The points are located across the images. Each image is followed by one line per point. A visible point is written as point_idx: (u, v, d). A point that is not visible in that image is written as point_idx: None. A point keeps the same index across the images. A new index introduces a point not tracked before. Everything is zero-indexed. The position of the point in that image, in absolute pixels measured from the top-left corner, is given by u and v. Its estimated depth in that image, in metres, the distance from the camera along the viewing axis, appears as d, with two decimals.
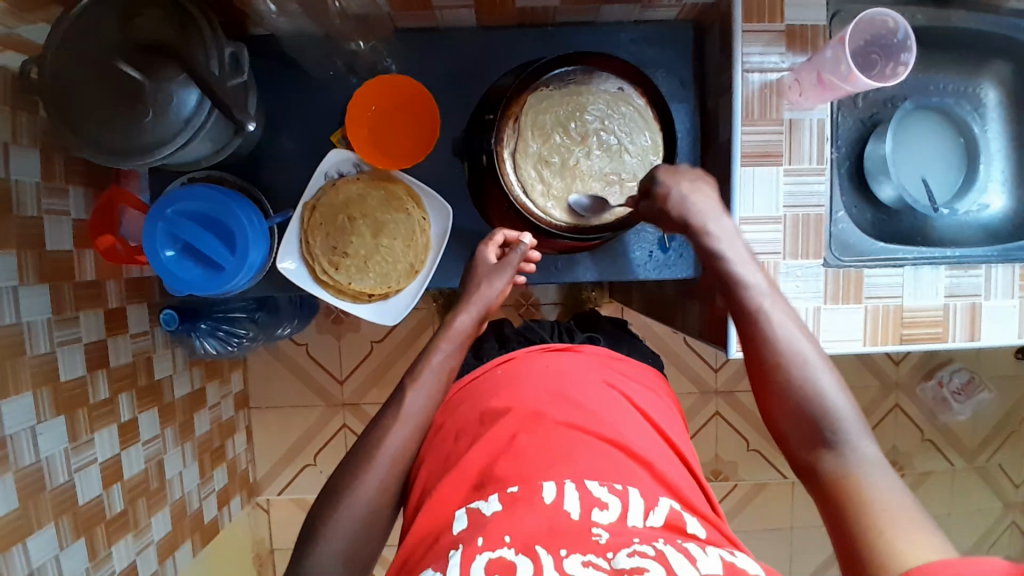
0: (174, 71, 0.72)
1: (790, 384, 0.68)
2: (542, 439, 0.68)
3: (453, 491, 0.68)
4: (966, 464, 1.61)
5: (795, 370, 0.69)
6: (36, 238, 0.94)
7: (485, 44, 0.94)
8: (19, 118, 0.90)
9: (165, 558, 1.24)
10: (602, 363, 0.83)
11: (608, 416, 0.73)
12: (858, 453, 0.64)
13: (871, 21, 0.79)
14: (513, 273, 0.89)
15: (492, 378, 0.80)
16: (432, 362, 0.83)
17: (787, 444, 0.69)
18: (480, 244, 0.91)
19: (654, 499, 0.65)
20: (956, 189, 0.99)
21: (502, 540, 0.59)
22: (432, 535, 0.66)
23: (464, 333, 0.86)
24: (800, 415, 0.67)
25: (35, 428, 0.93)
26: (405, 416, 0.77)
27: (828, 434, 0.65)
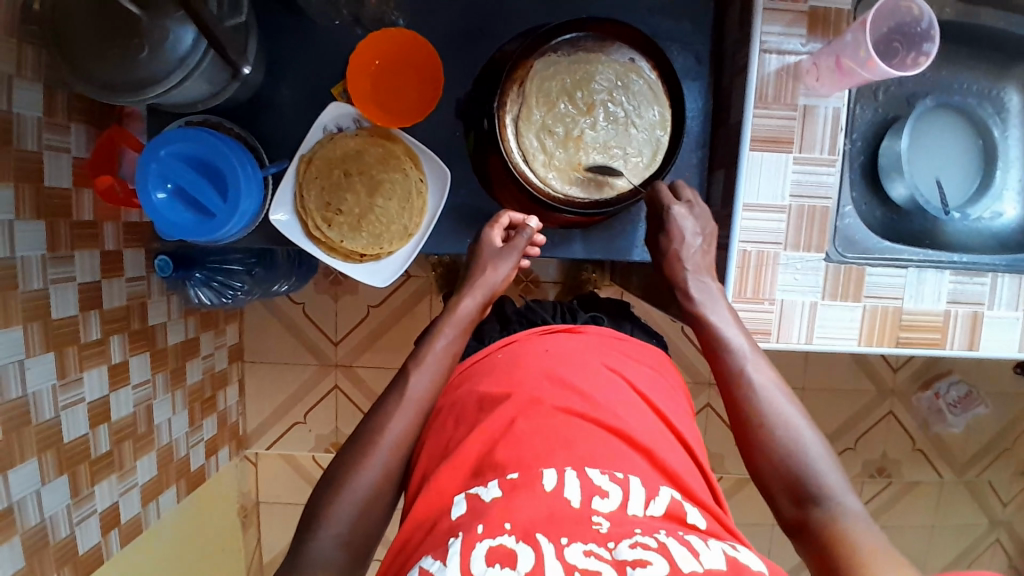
0: (171, 7, 0.70)
1: (772, 441, 0.70)
2: (541, 424, 0.68)
3: (451, 476, 0.67)
4: (955, 477, 1.60)
5: (778, 429, 0.70)
6: (35, 172, 0.93)
7: (497, 4, 0.91)
8: (24, 50, 0.89)
9: (149, 501, 1.26)
10: (604, 346, 0.82)
11: (608, 402, 0.71)
12: (843, 506, 0.65)
13: (895, 6, 0.75)
14: (518, 256, 0.88)
15: (493, 362, 0.79)
16: (435, 346, 0.81)
17: (773, 502, 0.70)
18: (486, 226, 0.89)
19: (654, 488, 0.64)
20: (970, 193, 0.96)
21: (502, 527, 0.58)
22: (430, 520, 0.65)
23: (467, 318, 0.84)
24: (784, 470, 0.68)
25: (23, 363, 0.93)
26: (407, 399, 0.76)
27: (814, 490, 0.66)
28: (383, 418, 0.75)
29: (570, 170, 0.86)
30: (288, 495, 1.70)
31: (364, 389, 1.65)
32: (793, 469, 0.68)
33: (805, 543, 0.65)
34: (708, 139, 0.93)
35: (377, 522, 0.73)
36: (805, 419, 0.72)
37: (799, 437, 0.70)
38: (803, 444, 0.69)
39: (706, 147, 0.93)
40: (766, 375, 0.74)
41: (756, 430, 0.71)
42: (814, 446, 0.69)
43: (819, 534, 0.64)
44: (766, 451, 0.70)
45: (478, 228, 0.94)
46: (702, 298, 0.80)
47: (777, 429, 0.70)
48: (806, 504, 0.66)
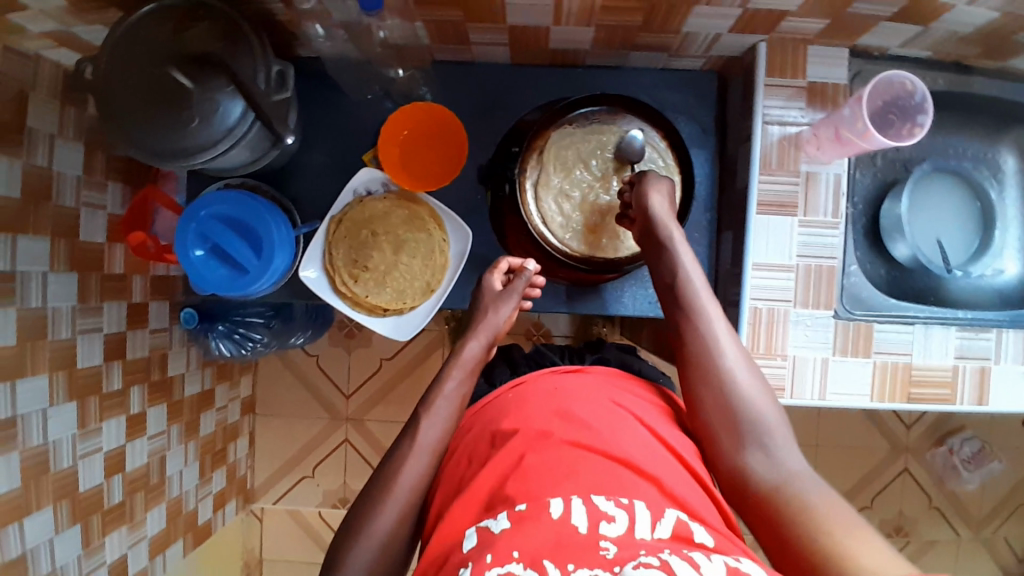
0: (222, 82, 0.77)
1: (725, 388, 0.76)
2: (547, 456, 0.68)
3: (464, 512, 0.68)
4: (973, 535, 1.57)
5: (733, 387, 0.76)
6: (71, 226, 0.98)
7: (516, 78, 0.99)
8: (67, 111, 0.95)
9: (156, 555, 1.24)
10: (610, 382, 0.82)
11: (614, 434, 0.71)
12: (782, 460, 0.72)
13: (889, 83, 0.82)
14: (519, 299, 0.92)
15: (503, 402, 0.80)
16: (444, 390, 0.84)
17: (713, 453, 0.75)
18: (485, 272, 0.94)
19: (660, 510, 0.64)
20: (971, 252, 1.00)
21: (510, 555, 0.58)
22: (443, 554, 0.66)
23: (474, 360, 0.88)
24: (733, 423, 0.75)
25: (47, 411, 0.95)
26: (419, 448, 0.78)
27: (756, 440, 0.74)
28: (400, 463, 0.77)
29: (586, 232, 0.92)
30: (292, 552, 1.67)
31: (374, 442, 1.65)
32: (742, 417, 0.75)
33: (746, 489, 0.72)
34: (715, 202, 0.98)
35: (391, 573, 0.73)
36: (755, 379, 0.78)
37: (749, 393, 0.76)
38: (756, 401, 0.76)
39: (713, 210, 0.98)
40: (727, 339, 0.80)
41: (709, 378, 0.77)
42: (761, 402, 0.76)
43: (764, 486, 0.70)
44: (720, 406, 0.76)
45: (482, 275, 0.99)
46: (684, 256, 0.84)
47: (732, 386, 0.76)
48: (753, 454, 0.73)
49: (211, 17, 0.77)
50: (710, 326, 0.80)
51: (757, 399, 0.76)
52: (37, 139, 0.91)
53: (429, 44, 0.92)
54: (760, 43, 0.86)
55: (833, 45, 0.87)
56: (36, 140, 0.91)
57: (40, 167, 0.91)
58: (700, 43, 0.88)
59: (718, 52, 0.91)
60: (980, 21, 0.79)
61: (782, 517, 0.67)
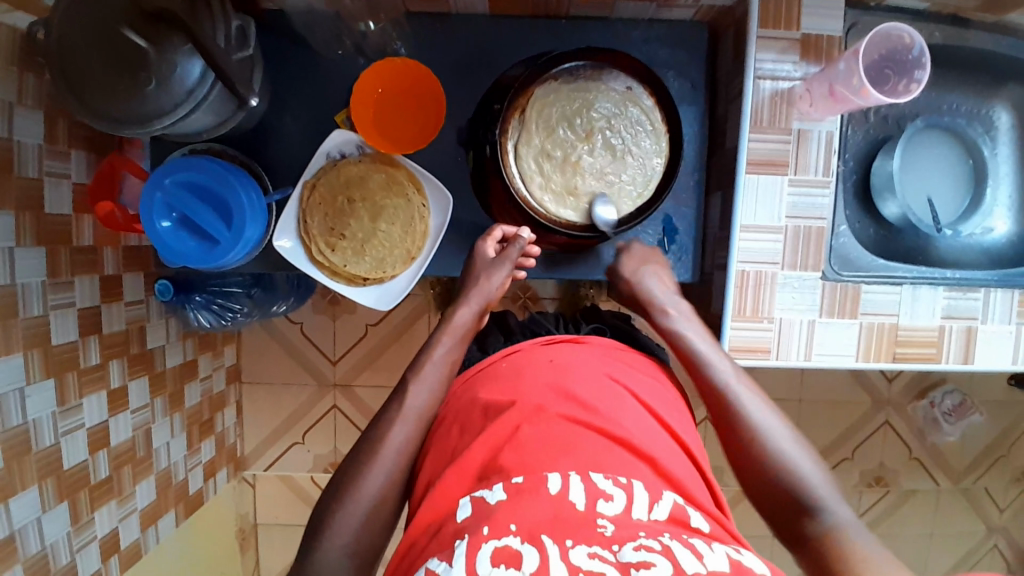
0: (180, 41, 0.71)
1: (768, 456, 0.71)
2: (545, 430, 0.68)
3: (457, 482, 0.68)
4: (950, 484, 1.62)
5: (768, 446, 0.72)
6: (35, 198, 0.93)
7: (496, 32, 0.93)
8: (26, 78, 0.89)
9: (148, 526, 1.25)
10: (606, 357, 0.82)
11: (611, 410, 0.72)
12: (837, 518, 0.66)
13: (886, 35, 0.78)
14: (512, 267, 0.90)
15: (498, 371, 0.79)
16: (434, 355, 0.84)
17: (775, 525, 0.70)
18: (479, 239, 0.92)
19: (657, 491, 0.65)
20: (962, 210, 0.98)
21: (508, 528, 0.59)
22: (435, 525, 0.66)
23: (465, 327, 0.87)
24: (777, 487, 0.70)
25: (24, 390, 0.93)
26: (406, 412, 0.78)
27: (809, 503, 0.68)
28: (388, 436, 0.76)
29: (566, 196, 0.88)
30: (286, 516, 1.69)
31: (363, 408, 1.65)
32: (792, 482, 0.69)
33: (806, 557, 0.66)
34: (704, 161, 0.95)
35: (381, 544, 0.73)
36: (789, 432, 0.74)
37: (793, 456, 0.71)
38: (792, 455, 0.71)
39: (703, 170, 0.95)
40: (754, 398, 0.76)
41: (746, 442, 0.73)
42: (805, 459, 0.71)
43: (822, 548, 0.64)
44: (758, 470, 0.72)
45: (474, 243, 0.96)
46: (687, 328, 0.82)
47: (768, 445, 0.72)
48: (806, 520, 0.67)
49: None
50: (733, 391, 0.76)
51: (794, 454, 0.71)
52: None
53: None
54: None
55: None
56: None
57: (0, 139, 0.86)
58: None
59: (708, 2, 0.86)
60: None
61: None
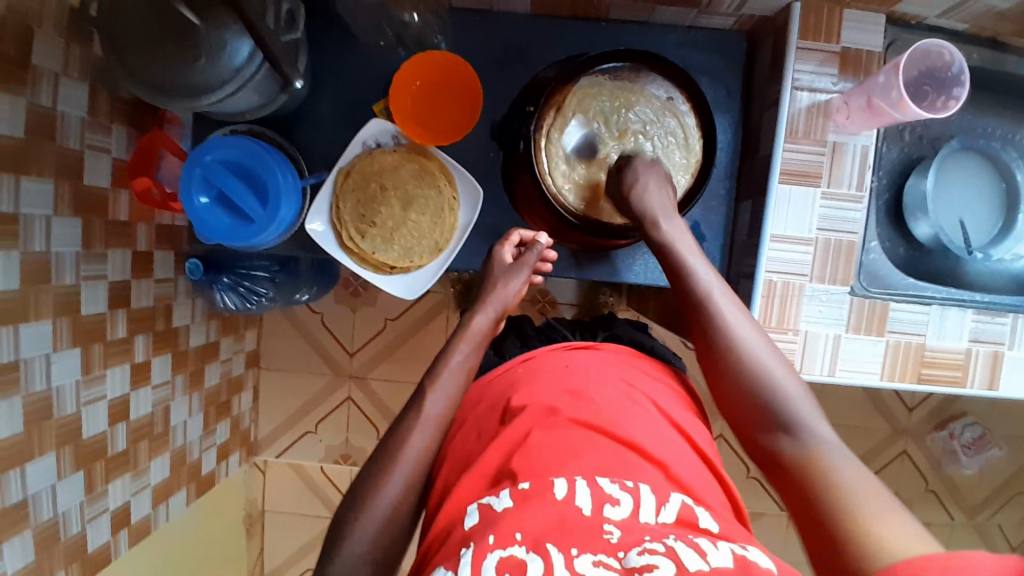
0: (230, 19, 0.73)
1: (747, 376, 0.73)
2: (551, 436, 0.68)
3: (468, 486, 0.68)
4: (966, 520, 1.58)
5: (746, 361, 0.74)
6: (74, 168, 0.95)
7: (536, 31, 0.95)
8: (71, 50, 0.92)
9: (159, 503, 1.26)
10: (617, 361, 0.82)
11: (620, 414, 0.72)
12: (813, 435, 0.68)
13: (926, 52, 0.77)
14: (529, 272, 0.91)
15: (510, 377, 0.80)
16: (450, 363, 0.84)
17: (749, 434, 0.73)
18: (497, 244, 0.93)
19: (665, 494, 0.64)
20: (992, 235, 0.97)
21: (513, 537, 0.58)
22: (447, 530, 0.66)
23: (481, 334, 0.87)
24: (755, 403, 0.72)
25: (50, 356, 0.94)
26: (424, 418, 0.78)
27: (782, 420, 0.70)
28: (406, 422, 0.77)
29: (587, 191, 0.90)
30: (294, 504, 1.70)
31: (376, 401, 1.66)
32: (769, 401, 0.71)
33: (780, 474, 0.69)
34: (736, 169, 0.95)
35: (392, 529, 0.73)
36: (773, 350, 0.75)
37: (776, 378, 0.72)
38: (773, 373, 0.72)
39: (733, 178, 0.95)
40: (738, 313, 0.77)
41: (726, 360, 0.75)
42: (785, 379, 0.72)
43: (794, 464, 0.67)
44: (737, 384, 0.74)
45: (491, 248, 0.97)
46: (677, 238, 0.82)
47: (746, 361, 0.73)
48: (779, 437, 0.70)
49: None
50: (716, 305, 0.77)
51: (775, 369, 0.73)
52: (41, 78, 0.88)
53: None
54: (794, 3, 0.81)
55: (870, 9, 0.82)
56: (41, 79, 0.88)
57: (44, 108, 0.89)
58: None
59: (749, 12, 0.87)
60: None
61: (813, 493, 0.63)
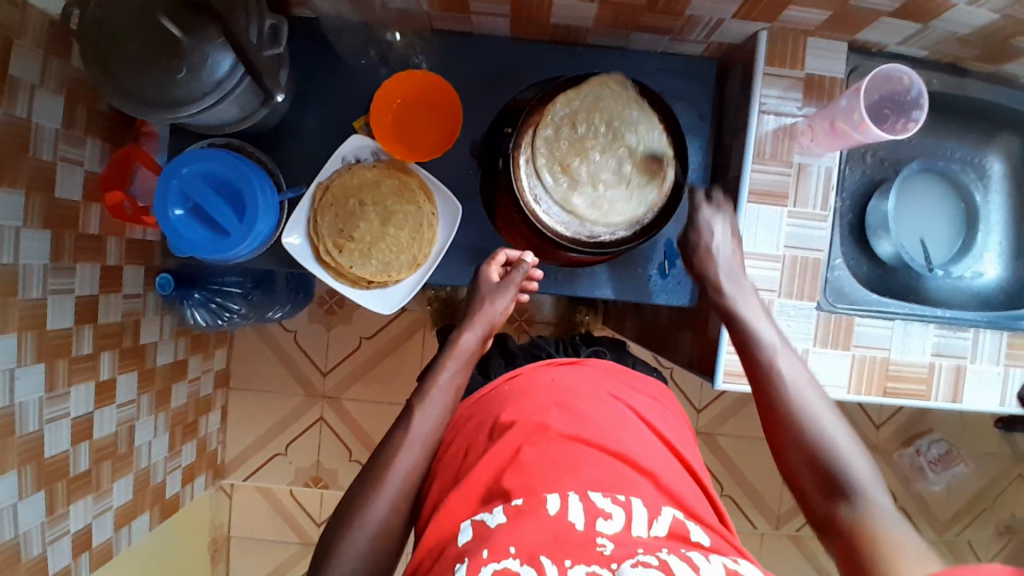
0: (214, 34, 0.74)
1: (805, 439, 0.73)
2: (546, 451, 0.68)
3: (461, 504, 0.68)
4: (935, 536, 1.61)
5: (803, 421, 0.74)
6: (47, 180, 0.94)
7: (516, 54, 0.97)
8: (49, 61, 0.91)
9: (121, 526, 1.21)
10: (608, 377, 0.83)
11: (611, 429, 0.73)
12: (874, 504, 0.67)
13: (887, 77, 0.82)
14: (515, 291, 0.92)
15: (499, 394, 0.80)
16: (440, 381, 0.83)
17: (804, 497, 0.73)
18: (484, 264, 0.94)
19: (657, 508, 0.65)
20: (954, 251, 1.02)
21: (508, 551, 0.58)
22: (441, 543, 0.66)
23: (469, 351, 0.87)
24: (812, 463, 0.72)
25: (14, 371, 0.91)
26: (412, 437, 0.77)
27: (842, 487, 0.69)
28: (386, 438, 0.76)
29: (560, 195, 0.88)
30: (262, 530, 1.65)
31: (350, 421, 1.63)
32: (833, 469, 0.70)
33: (837, 542, 0.68)
34: (708, 190, 0.98)
35: (368, 545, 0.72)
36: (828, 405, 0.75)
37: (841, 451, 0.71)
38: (830, 433, 0.72)
39: (705, 198, 0.98)
40: (795, 369, 0.77)
41: (789, 433, 0.74)
42: (845, 440, 0.72)
43: (852, 533, 0.66)
44: (794, 440, 0.74)
45: (479, 266, 0.97)
46: (733, 291, 0.83)
47: (803, 420, 0.74)
48: (840, 505, 0.69)
49: None
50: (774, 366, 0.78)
51: (833, 429, 0.73)
52: (17, 89, 0.87)
53: (429, 12, 0.90)
54: (761, 32, 0.86)
55: (832, 39, 0.87)
56: (17, 89, 0.87)
57: (19, 118, 0.87)
58: (703, 27, 0.87)
59: (719, 39, 0.91)
60: (979, 22, 0.80)
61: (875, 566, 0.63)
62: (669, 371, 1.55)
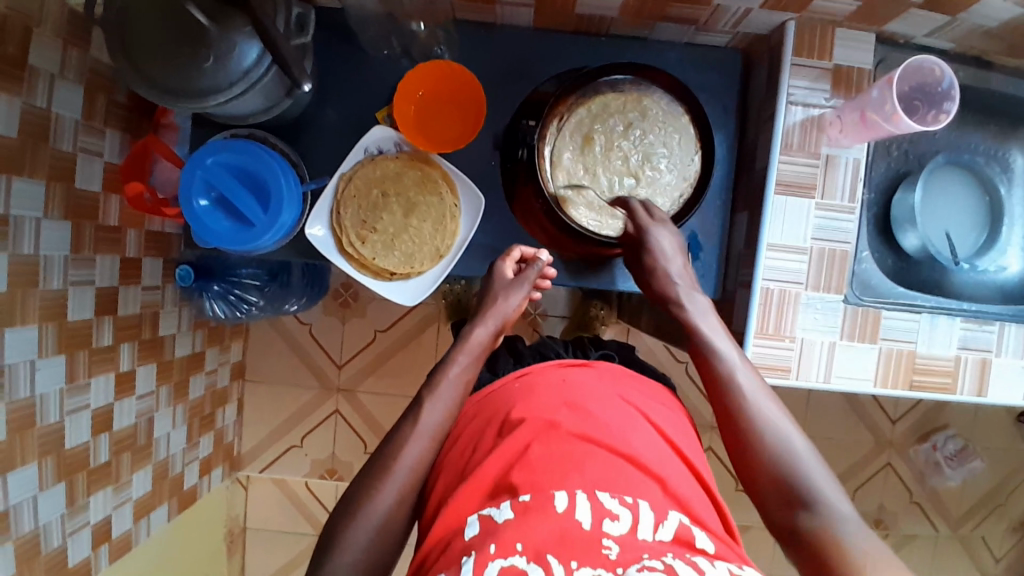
0: (241, 22, 0.74)
1: (769, 454, 0.73)
2: (555, 450, 0.68)
3: (468, 498, 0.68)
4: (949, 531, 1.61)
5: (766, 434, 0.74)
6: (66, 170, 0.94)
7: (538, 44, 0.97)
8: (69, 52, 0.91)
9: (140, 518, 1.22)
10: (616, 379, 0.83)
11: (621, 429, 0.72)
12: (834, 510, 0.67)
13: (918, 69, 0.81)
14: (529, 289, 0.92)
15: (509, 390, 0.80)
16: (449, 374, 0.84)
17: (765, 510, 0.72)
18: (497, 259, 0.94)
19: (664, 511, 0.65)
20: (977, 245, 1.01)
21: (514, 547, 0.59)
22: (444, 539, 0.66)
23: (480, 346, 0.88)
24: (773, 472, 0.71)
25: (35, 363, 0.92)
26: (420, 430, 0.78)
27: (801, 493, 0.69)
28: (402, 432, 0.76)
29: (577, 177, 0.90)
30: (277, 522, 1.66)
31: (365, 414, 1.63)
32: (792, 478, 0.70)
33: (799, 552, 0.66)
34: (731, 182, 0.98)
35: (388, 532, 0.73)
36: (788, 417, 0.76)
37: (807, 468, 0.71)
38: (790, 440, 0.73)
39: (729, 190, 0.98)
40: (757, 383, 0.78)
41: (755, 444, 0.74)
42: (800, 446, 0.73)
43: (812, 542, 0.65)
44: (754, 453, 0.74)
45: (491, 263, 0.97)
46: (693, 308, 0.85)
47: (765, 433, 0.74)
48: (800, 514, 0.68)
49: None
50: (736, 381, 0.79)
51: (790, 435, 0.74)
52: (37, 78, 0.87)
53: (452, 3, 0.90)
54: (789, 22, 0.85)
55: (860, 29, 0.86)
56: (37, 79, 0.87)
57: (39, 108, 0.88)
58: (730, 17, 0.87)
59: (745, 29, 0.90)
60: (1007, 16, 0.79)
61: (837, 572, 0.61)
62: (685, 365, 1.54)
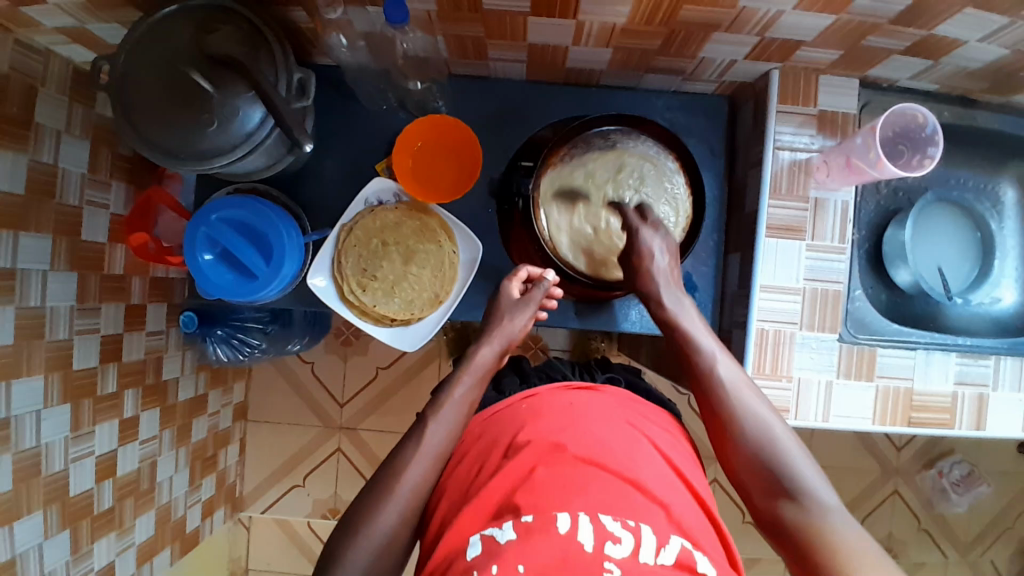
0: (243, 88, 0.76)
1: (756, 450, 0.75)
2: (559, 472, 0.68)
3: (472, 518, 0.68)
4: (959, 558, 1.59)
5: (749, 426, 0.76)
6: (72, 224, 0.96)
7: (531, 94, 1.00)
8: (74, 109, 0.94)
9: (142, 562, 1.22)
10: (623, 403, 0.83)
11: (626, 454, 0.72)
12: (817, 501, 0.70)
13: (901, 114, 0.84)
14: (535, 309, 0.91)
15: (515, 412, 0.80)
16: (455, 394, 0.84)
17: (749, 498, 0.76)
18: (504, 279, 0.94)
19: (665, 536, 0.65)
20: (970, 280, 1.02)
21: (515, 569, 0.60)
22: (446, 561, 0.67)
23: (485, 366, 0.87)
24: (755, 465, 0.75)
25: (40, 413, 0.93)
26: (425, 449, 0.78)
27: (784, 484, 0.72)
28: (401, 472, 0.76)
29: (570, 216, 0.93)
30: (279, 562, 1.64)
31: (366, 452, 1.63)
32: (773, 469, 0.73)
33: (779, 534, 0.71)
34: (723, 224, 1.00)
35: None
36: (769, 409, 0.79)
37: (747, 403, 0.78)
38: (767, 424, 0.76)
39: (723, 232, 0.99)
40: (735, 375, 0.80)
41: (736, 438, 0.76)
42: (779, 429, 0.76)
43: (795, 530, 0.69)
44: (736, 441, 0.77)
45: (500, 284, 0.98)
46: (676, 307, 0.87)
47: (748, 425, 0.76)
48: (783, 502, 0.72)
49: (235, 21, 0.77)
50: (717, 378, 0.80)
51: (769, 422, 0.77)
52: (42, 136, 0.89)
53: (447, 59, 0.93)
54: (772, 71, 0.88)
55: (842, 75, 0.89)
56: (43, 136, 0.89)
57: (45, 165, 0.90)
58: (715, 68, 0.90)
59: (730, 78, 0.93)
60: (988, 58, 0.81)
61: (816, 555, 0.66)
62: (686, 396, 1.55)
